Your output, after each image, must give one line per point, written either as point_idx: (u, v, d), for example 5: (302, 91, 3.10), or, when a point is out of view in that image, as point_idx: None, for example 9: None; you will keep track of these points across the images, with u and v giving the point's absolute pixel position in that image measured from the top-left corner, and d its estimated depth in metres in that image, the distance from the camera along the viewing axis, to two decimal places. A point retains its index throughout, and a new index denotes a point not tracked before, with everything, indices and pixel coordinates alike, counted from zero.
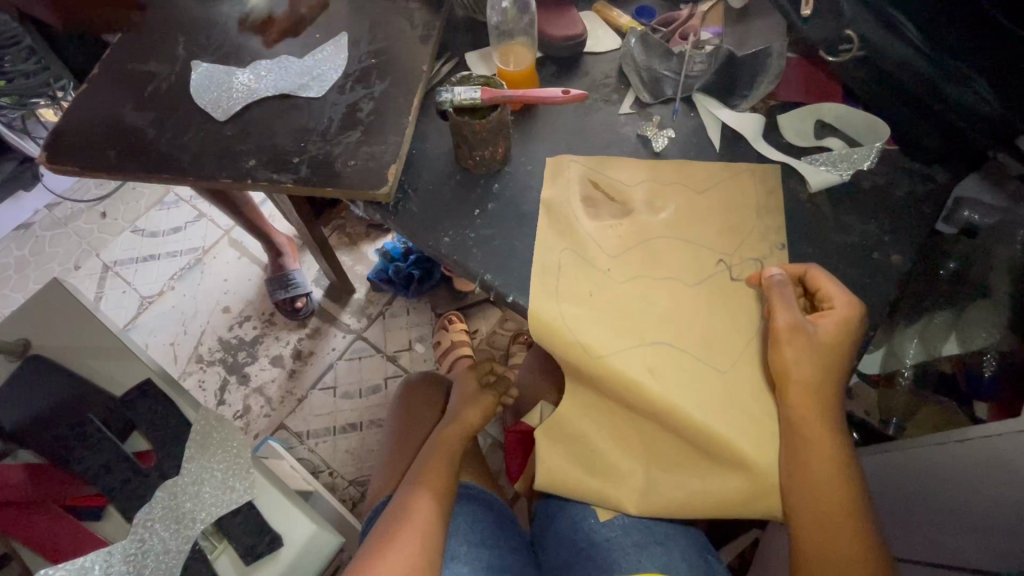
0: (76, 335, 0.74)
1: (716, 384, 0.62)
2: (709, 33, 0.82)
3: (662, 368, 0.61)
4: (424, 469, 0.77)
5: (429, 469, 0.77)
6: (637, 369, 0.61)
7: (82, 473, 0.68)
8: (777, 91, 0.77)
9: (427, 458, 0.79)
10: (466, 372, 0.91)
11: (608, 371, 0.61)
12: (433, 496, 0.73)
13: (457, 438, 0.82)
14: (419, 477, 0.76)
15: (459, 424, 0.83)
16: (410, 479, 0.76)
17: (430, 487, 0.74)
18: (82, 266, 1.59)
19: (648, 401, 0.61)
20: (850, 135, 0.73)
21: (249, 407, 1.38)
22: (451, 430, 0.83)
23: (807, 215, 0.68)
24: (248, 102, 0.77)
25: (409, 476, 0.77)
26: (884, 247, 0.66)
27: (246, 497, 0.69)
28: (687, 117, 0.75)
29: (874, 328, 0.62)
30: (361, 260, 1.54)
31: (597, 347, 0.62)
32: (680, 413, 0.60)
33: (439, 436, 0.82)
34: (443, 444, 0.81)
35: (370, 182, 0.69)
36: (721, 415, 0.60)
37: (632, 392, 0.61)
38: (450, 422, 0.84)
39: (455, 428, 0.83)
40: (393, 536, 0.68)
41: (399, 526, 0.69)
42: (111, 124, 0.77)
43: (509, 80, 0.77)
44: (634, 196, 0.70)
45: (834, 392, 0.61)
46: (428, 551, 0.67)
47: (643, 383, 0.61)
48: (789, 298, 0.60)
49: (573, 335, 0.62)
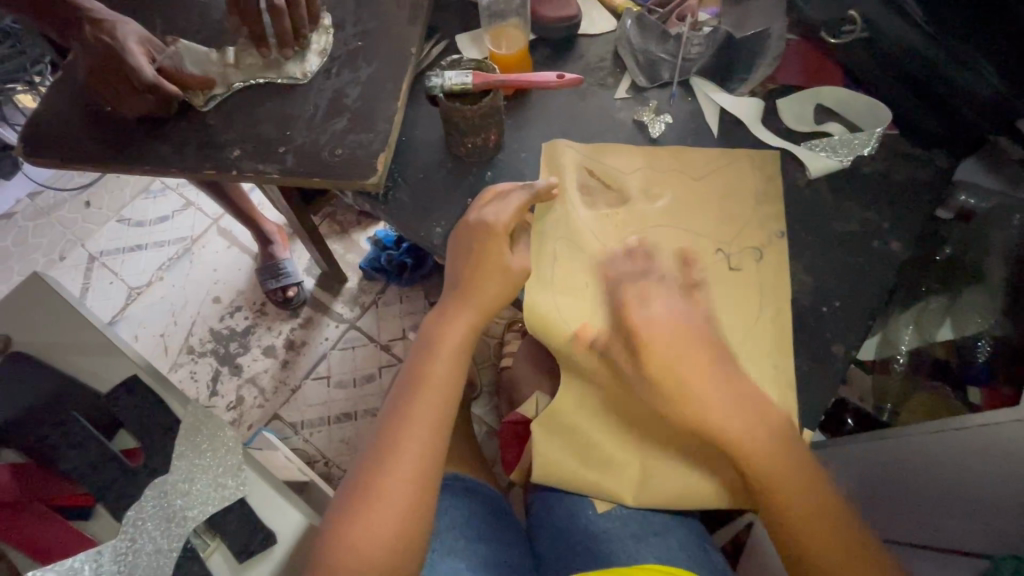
0: (63, 331, 0.73)
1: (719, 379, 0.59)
2: (707, 15, 0.79)
3: (660, 362, 0.60)
4: (406, 414, 0.62)
5: (412, 415, 0.62)
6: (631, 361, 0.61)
7: (68, 473, 0.66)
8: (777, 73, 0.74)
9: (408, 397, 0.63)
10: (456, 271, 0.64)
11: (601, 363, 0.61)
12: (421, 450, 0.61)
13: (445, 365, 0.64)
14: (402, 423, 0.62)
15: (446, 343, 0.65)
16: (389, 428, 0.62)
17: (418, 439, 0.61)
18: (67, 256, 1.56)
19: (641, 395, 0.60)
20: (851, 120, 0.71)
21: (243, 397, 1.36)
22: (441, 351, 0.64)
23: (807, 202, 0.67)
24: (230, 90, 0.74)
25: (386, 421, 0.63)
26: (885, 234, 0.65)
27: (237, 496, 0.66)
28: (685, 101, 0.74)
29: (874, 316, 0.61)
30: (353, 248, 1.52)
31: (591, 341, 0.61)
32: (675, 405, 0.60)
33: (418, 361, 0.65)
34: (429, 376, 0.64)
35: (359, 172, 0.67)
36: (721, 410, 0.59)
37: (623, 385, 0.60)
38: (430, 337, 0.66)
39: (440, 362, 0.64)
40: (377, 502, 0.58)
41: (382, 491, 0.59)
42: (88, 113, 0.74)
43: (501, 64, 0.74)
44: (629, 184, 0.68)
45: (831, 393, 0.60)
46: (416, 521, 0.59)
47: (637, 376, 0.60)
48: (689, 292, 0.63)
49: (566, 329, 0.61)
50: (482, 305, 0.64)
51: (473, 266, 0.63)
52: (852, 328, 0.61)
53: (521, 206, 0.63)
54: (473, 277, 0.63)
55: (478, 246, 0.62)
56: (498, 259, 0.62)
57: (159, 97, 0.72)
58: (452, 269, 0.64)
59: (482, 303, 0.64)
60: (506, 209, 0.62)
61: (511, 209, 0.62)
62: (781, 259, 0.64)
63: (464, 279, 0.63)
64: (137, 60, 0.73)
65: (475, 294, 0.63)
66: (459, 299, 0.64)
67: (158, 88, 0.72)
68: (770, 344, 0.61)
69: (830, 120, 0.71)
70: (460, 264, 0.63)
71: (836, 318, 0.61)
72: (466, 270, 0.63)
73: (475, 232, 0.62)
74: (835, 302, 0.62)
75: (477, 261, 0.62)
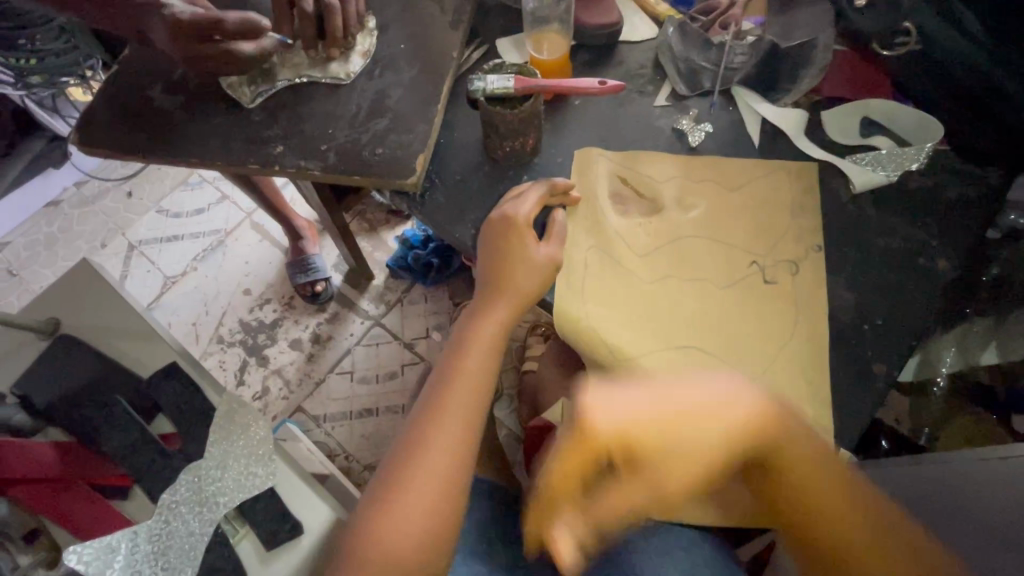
0: (109, 316, 0.76)
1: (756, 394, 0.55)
2: (751, 24, 0.78)
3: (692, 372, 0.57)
4: (438, 409, 0.61)
5: (441, 408, 0.61)
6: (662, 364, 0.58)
7: (109, 452, 0.68)
8: (822, 84, 0.73)
9: (438, 392, 0.62)
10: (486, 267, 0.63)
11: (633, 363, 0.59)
12: (450, 446, 0.60)
13: (475, 359, 0.63)
14: (431, 416, 0.61)
15: (480, 337, 0.64)
16: (420, 422, 0.61)
17: (446, 433, 0.60)
18: (108, 244, 1.62)
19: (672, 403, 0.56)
20: (898, 134, 0.69)
21: (268, 388, 1.39)
22: (473, 345, 0.63)
23: (850, 216, 0.65)
24: (274, 89, 0.76)
25: (413, 415, 0.63)
26: (931, 252, 0.63)
27: (267, 485, 0.67)
28: (725, 110, 0.73)
29: (916, 337, 0.59)
30: (381, 246, 1.54)
31: (625, 340, 0.60)
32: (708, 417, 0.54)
33: (449, 357, 0.64)
34: (460, 369, 0.63)
35: (398, 172, 0.68)
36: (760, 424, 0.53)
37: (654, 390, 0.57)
38: (466, 330, 0.64)
39: (472, 357, 0.63)
40: (399, 501, 0.57)
41: (405, 488, 0.57)
42: (140, 107, 0.77)
43: (541, 69, 0.74)
44: (664, 193, 0.67)
45: (872, 415, 0.58)
46: (445, 521, 0.58)
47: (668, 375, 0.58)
48: (732, 298, 0.62)
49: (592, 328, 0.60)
50: (518, 300, 0.62)
51: (505, 259, 0.61)
52: (893, 347, 0.59)
53: (541, 201, 0.63)
54: (505, 274, 0.62)
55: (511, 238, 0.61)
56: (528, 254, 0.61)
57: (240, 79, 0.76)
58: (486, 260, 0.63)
59: (517, 300, 0.62)
60: (526, 203, 0.62)
61: (530, 203, 0.62)
62: (819, 274, 0.62)
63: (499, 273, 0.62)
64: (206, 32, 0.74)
65: (513, 289, 0.62)
66: (495, 295, 0.63)
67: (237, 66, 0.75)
68: (806, 362, 0.59)
69: (876, 133, 0.69)
70: (494, 259, 0.62)
71: (877, 338, 0.60)
72: (499, 266, 0.62)
73: (503, 228, 0.62)
74: (878, 321, 0.60)
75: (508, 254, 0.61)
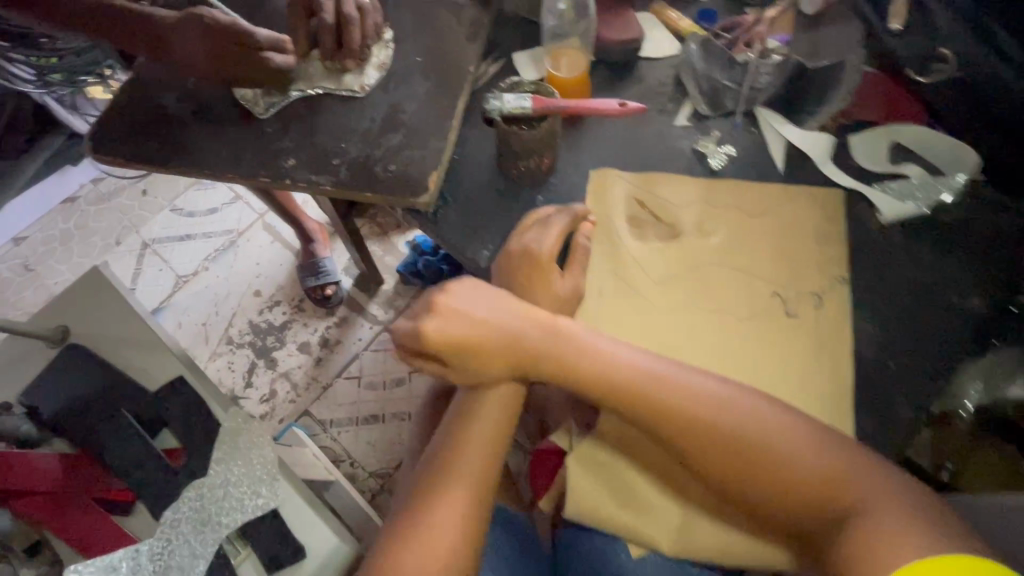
0: (117, 326, 0.75)
1: (759, 416, 0.53)
2: (777, 41, 0.75)
3: (692, 405, 0.54)
4: (455, 450, 0.59)
5: (458, 474, 0.58)
6: (661, 407, 0.54)
7: (113, 467, 0.68)
8: (850, 108, 0.70)
9: (455, 432, 0.60)
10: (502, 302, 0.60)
11: (636, 401, 0.55)
12: (470, 487, 0.58)
13: (492, 427, 0.60)
14: (447, 481, 0.58)
15: (496, 406, 0.61)
16: (436, 462, 0.59)
17: (466, 492, 0.58)
18: (123, 242, 1.63)
19: (680, 437, 0.54)
20: (930, 161, 0.66)
21: (276, 391, 1.39)
22: (488, 412, 0.61)
23: (877, 248, 0.63)
24: (287, 100, 0.75)
25: (423, 481, 0.59)
26: (963, 287, 0.60)
27: (270, 505, 0.66)
28: (749, 132, 0.70)
29: (945, 377, 0.57)
30: (391, 251, 1.53)
31: (621, 381, 0.55)
32: (738, 452, 0.53)
33: (459, 426, 0.60)
34: (473, 437, 0.60)
35: (410, 190, 0.67)
36: (767, 449, 0.53)
37: (661, 425, 0.55)
38: (472, 396, 0.62)
39: (485, 424, 0.60)
40: (424, 540, 0.55)
41: (429, 528, 0.56)
42: (153, 114, 0.76)
43: (559, 87, 0.72)
44: (683, 218, 0.65)
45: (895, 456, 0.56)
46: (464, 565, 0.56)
47: (674, 415, 0.54)
48: (754, 335, 0.60)
49: (579, 369, 0.57)
50: (483, 358, 0.58)
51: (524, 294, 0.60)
52: (920, 388, 0.57)
53: (563, 233, 0.60)
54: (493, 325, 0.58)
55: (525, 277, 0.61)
56: (549, 292, 0.61)
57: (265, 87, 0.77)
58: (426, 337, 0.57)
59: (481, 359, 0.58)
60: (548, 236, 0.60)
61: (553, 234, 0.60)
62: (843, 308, 0.60)
63: (453, 341, 0.57)
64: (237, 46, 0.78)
65: (474, 355, 0.58)
66: (457, 361, 0.58)
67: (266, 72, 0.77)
68: (830, 402, 0.57)
69: (907, 159, 0.66)
70: (453, 323, 0.57)
71: (903, 377, 0.57)
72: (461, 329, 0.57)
73: (525, 260, 0.60)
74: (905, 360, 0.58)
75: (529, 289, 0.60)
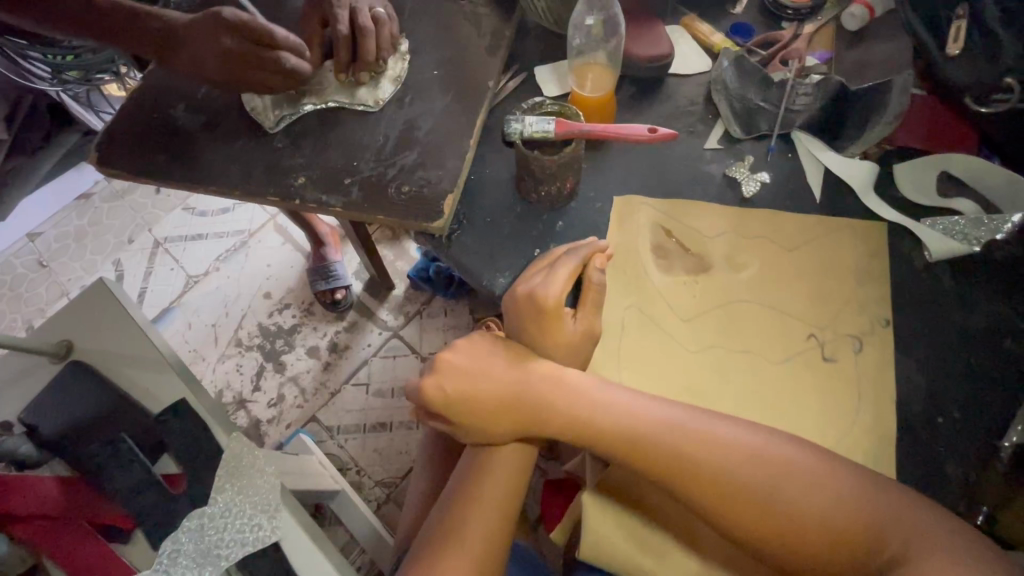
0: (121, 344, 0.73)
1: (781, 465, 0.49)
2: (816, 59, 0.71)
3: (709, 455, 0.50)
4: (464, 503, 0.57)
5: (464, 540, 0.55)
6: (677, 459, 0.51)
7: (113, 493, 0.66)
8: (896, 133, 0.65)
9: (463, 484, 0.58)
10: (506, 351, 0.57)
11: (650, 452, 0.51)
12: (478, 542, 0.55)
13: (497, 486, 0.57)
14: (453, 548, 0.55)
15: (501, 463, 0.58)
16: (444, 515, 0.57)
17: (474, 550, 0.55)
18: (135, 240, 1.57)
19: (700, 492, 0.50)
20: (981, 193, 0.61)
21: (284, 395, 1.36)
22: (494, 471, 0.58)
23: (922, 288, 0.58)
24: (298, 113, 0.72)
25: (427, 546, 0.56)
26: (1017, 333, 0.56)
27: (271, 539, 0.63)
28: (784, 157, 0.66)
29: (999, 431, 0.52)
30: (402, 256, 1.50)
31: (634, 432, 0.52)
32: (756, 503, 0.49)
33: (463, 488, 0.58)
34: (479, 498, 0.57)
35: (424, 213, 0.64)
36: (791, 501, 0.49)
37: (679, 479, 0.50)
38: (477, 456, 0.59)
39: (489, 483, 0.57)
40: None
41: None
42: (160, 127, 0.74)
43: (581, 105, 0.68)
44: (712, 250, 0.62)
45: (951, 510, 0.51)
46: None
47: (692, 468, 0.50)
48: (780, 381, 0.56)
49: (589, 419, 0.53)
50: (484, 415, 0.56)
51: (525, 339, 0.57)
52: (969, 445, 0.52)
53: (572, 274, 0.55)
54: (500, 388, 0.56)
55: (531, 326, 0.57)
56: (559, 340, 0.56)
57: (279, 85, 0.72)
58: (425, 400, 0.58)
59: (482, 418, 0.56)
60: (555, 282, 0.55)
61: (561, 278, 0.55)
62: (885, 354, 0.56)
63: (453, 402, 0.57)
64: (233, 33, 0.72)
65: (475, 413, 0.56)
66: (458, 420, 0.57)
67: (273, 63, 0.71)
68: (870, 458, 0.53)
69: (956, 191, 0.62)
70: (452, 383, 0.57)
71: (949, 431, 0.53)
72: (459, 388, 0.57)
73: (526, 306, 0.56)
74: (953, 414, 0.54)
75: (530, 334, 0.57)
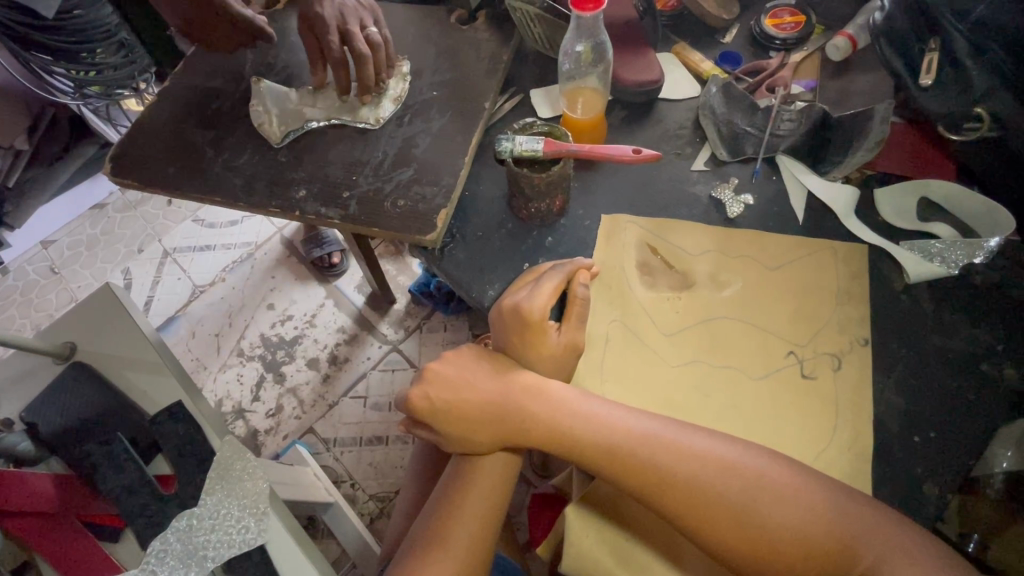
0: (124, 347, 0.76)
1: (753, 479, 0.50)
2: (801, 87, 0.74)
3: (684, 464, 0.51)
4: (448, 509, 0.58)
5: (447, 547, 0.56)
6: (653, 469, 0.52)
7: (104, 493, 0.67)
8: (877, 159, 0.67)
9: (448, 493, 0.59)
10: (493, 363, 0.59)
11: (626, 463, 0.52)
12: (463, 548, 0.56)
13: (480, 493, 0.58)
14: (434, 557, 0.55)
15: (484, 472, 0.59)
16: (428, 522, 0.58)
17: (457, 554, 0.55)
18: (144, 250, 1.61)
19: (674, 503, 0.51)
20: (960, 218, 0.63)
21: (282, 406, 1.38)
22: (476, 480, 0.59)
23: (902, 311, 0.59)
24: (304, 129, 0.75)
25: (410, 554, 0.56)
26: (996, 358, 0.57)
27: (257, 541, 0.65)
28: (769, 180, 0.68)
29: (977, 452, 0.53)
30: (405, 270, 1.53)
31: (610, 443, 0.53)
32: (728, 514, 0.50)
33: (447, 495, 0.59)
34: (461, 506, 0.57)
35: (418, 226, 0.66)
36: (765, 512, 0.49)
37: (653, 490, 0.51)
38: (463, 464, 0.60)
39: (473, 491, 0.58)
40: None
41: None
42: (171, 139, 0.77)
43: (572, 128, 0.71)
44: (697, 268, 0.63)
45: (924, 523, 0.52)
46: None
47: (666, 478, 0.51)
48: (760, 395, 0.57)
49: (569, 429, 0.55)
50: (467, 424, 0.57)
51: (513, 346, 0.59)
52: (947, 466, 0.53)
53: (558, 289, 0.57)
54: (487, 395, 0.57)
55: (515, 338, 0.58)
56: (543, 353, 0.58)
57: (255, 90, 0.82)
58: (412, 410, 0.59)
59: (465, 427, 0.58)
60: (540, 294, 0.56)
61: (546, 292, 0.57)
62: (863, 373, 0.57)
63: (437, 411, 0.58)
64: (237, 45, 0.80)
65: (458, 421, 0.58)
66: (443, 430, 0.58)
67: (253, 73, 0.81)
68: (847, 477, 0.54)
69: (934, 216, 0.64)
70: (438, 392, 0.59)
71: (928, 451, 0.54)
72: (444, 397, 0.58)
73: (514, 317, 0.57)
74: (930, 433, 0.54)
75: (517, 343, 0.59)
